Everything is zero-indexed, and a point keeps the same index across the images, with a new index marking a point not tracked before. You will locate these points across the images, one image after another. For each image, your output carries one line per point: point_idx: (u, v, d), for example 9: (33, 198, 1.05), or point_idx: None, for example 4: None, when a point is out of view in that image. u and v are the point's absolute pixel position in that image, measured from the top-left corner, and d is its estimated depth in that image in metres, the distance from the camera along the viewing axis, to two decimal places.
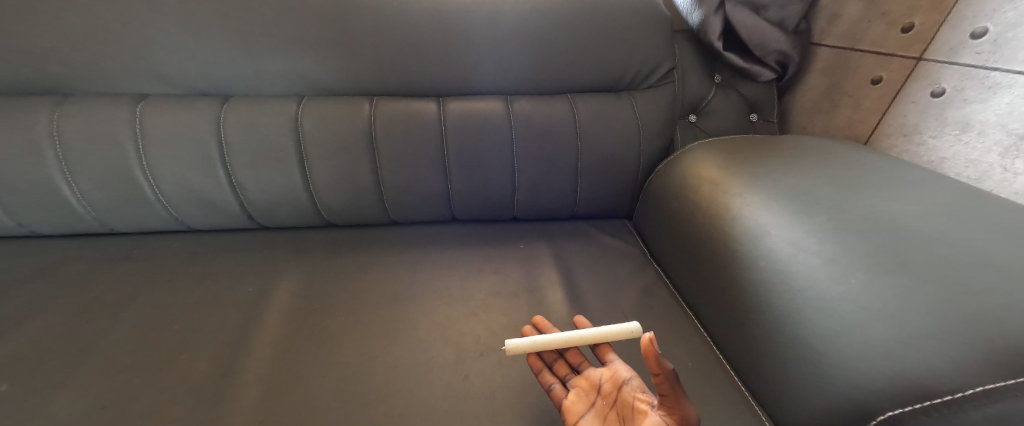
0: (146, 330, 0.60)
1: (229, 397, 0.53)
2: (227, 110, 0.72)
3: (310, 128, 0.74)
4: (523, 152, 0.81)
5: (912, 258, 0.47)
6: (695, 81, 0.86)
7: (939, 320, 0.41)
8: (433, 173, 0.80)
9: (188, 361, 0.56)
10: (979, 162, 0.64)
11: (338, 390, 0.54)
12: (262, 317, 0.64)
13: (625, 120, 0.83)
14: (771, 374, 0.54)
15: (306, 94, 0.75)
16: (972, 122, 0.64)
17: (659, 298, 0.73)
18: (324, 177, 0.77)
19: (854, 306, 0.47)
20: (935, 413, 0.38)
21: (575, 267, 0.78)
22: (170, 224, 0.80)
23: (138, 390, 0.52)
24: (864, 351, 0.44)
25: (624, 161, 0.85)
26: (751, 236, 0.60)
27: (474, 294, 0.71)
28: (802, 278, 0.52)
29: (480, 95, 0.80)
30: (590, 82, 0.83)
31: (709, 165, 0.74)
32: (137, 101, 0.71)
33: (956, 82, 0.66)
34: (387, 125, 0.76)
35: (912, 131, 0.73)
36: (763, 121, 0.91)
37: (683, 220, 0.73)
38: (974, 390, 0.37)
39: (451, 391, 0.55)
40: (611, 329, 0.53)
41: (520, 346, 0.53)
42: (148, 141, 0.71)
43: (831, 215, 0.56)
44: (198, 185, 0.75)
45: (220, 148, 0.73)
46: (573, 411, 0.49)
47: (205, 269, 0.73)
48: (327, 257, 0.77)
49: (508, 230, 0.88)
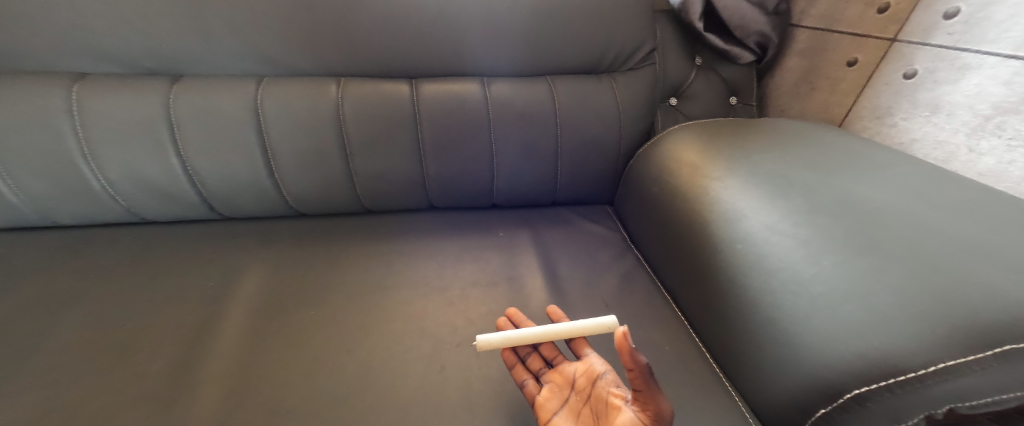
0: (93, 330, 0.56)
1: (188, 398, 0.50)
2: (178, 92, 0.67)
3: (272, 112, 0.69)
4: (502, 137, 0.79)
5: (882, 238, 0.48)
6: (676, 63, 0.85)
7: (906, 299, 0.42)
8: (408, 159, 0.77)
9: (143, 362, 0.53)
10: (947, 143, 0.65)
11: (308, 386, 0.52)
12: (223, 314, 0.61)
13: (605, 104, 0.82)
14: (745, 358, 0.54)
15: (266, 74, 0.70)
16: (942, 103, 0.65)
17: (638, 284, 0.72)
18: (290, 163, 0.73)
19: (827, 288, 0.47)
20: (899, 390, 0.39)
21: (556, 254, 0.77)
22: (120, 216, 0.74)
23: (84, 395, 0.48)
24: (835, 333, 0.45)
25: (603, 145, 0.84)
26: (727, 220, 0.60)
27: (452, 284, 0.69)
28: (776, 260, 0.53)
29: (456, 77, 0.77)
30: (569, 64, 0.80)
31: (688, 149, 0.73)
32: (74, 81, 0.64)
33: (928, 63, 0.66)
34: (357, 108, 0.72)
35: (885, 113, 0.74)
36: (743, 104, 0.90)
37: (662, 204, 0.72)
38: (937, 366, 0.38)
39: (427, 384, 0.53)
40: (587, 324, 0.52)
41: (491, 342, 0.51)
42: (90, 124, 0.65)
43: (805, 197, 0.56)
44: (150, 174, 0.70)
45: (172, 133, 0.68)
46: (546, 408, 0.49)
47: (162, 264, 0.68)
48: (296, 248, 0.74)
49: (487, 217, 0.86)
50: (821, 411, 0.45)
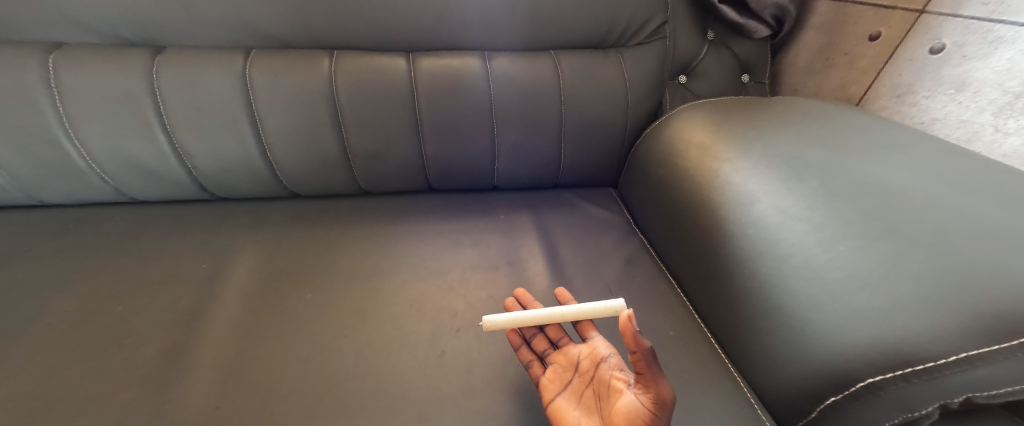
0: (86, 312, 0.55)
1: (183, 382, 0.49)
2: (161, 64, 0.63)
3: (261, 88, 0.66)
4: (504, 116, 0.76)
5: (904, 223, 0.45)
6: (688, 37, 0.80)
7: (929, 286, 0.39)
8: (405, 138, 0.74)
9: (138, 344, 0.52)
10: (971, 123, 0.62)
11: (307, 371, 0.51)
12: (216, 297, 0.59)
13: (611, 82, 0.78)
14: (752, 344, 0.53)
15: (254, 46, 0.67)
16: (969, 80, 0.61)
17: (643, 268, 0.70)
18: (282, 141, 0.70)
19: (842, 273, 0.45)
20: (915, 379, 0.38)
21: (558, 237, 0.75)
22: (108, 195, 0.72)
23: (76, 378, 0.47)
24: (849, 319, 0.43)
25: (609, 125, 0.81)
26: (738, 203, 0.57)
27: (453, 267, 0.67)
28: (788, 245, 0.50)
29: (456, 51, 0.73)
30: (575, 38, 0.76)
31: (698, 128, 0.70)
32: (49, 51, 0.61)
33: (957, 37, 0.62)
34: (351, 83, 0.68)
35: (906, 91, 0.70)
36: (755, 83, 0.87)
37: (670, 186, 0.69)
38: (957, 356, 0.36)
39: (427, 369, 0.52)
40: (594, 307, 0.50)
41: (497, 323, 0.49)
42: (71, 98, 0.63)
43: (822, 179, 0.53)
44: (137, 151, 0.68)
45: (157, 107, 0.65)
46: (548, 389, 0.48)
47: (153, 245, 0.66)
48: (292, 230, 0.72)
49: (488, 200, 0.84)
50: (831, 398, 0.43)
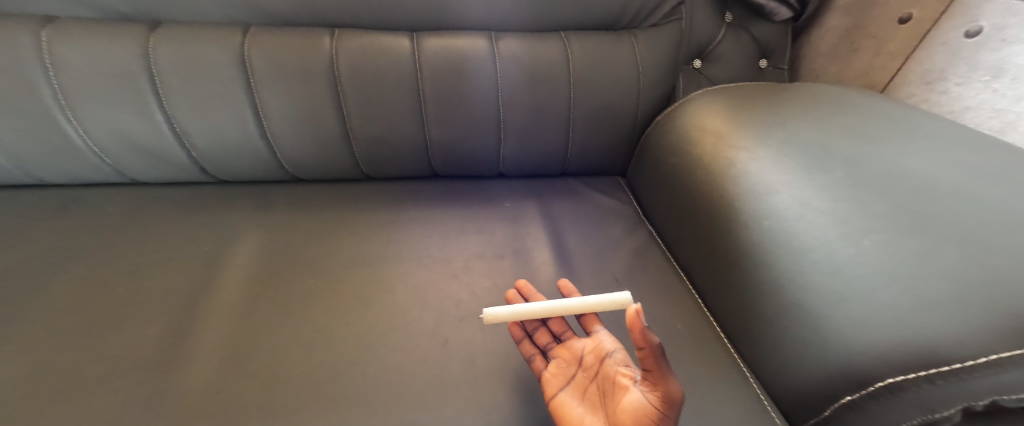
0: (86, 295, 0.54)
1: (182, 366, 0.48)
2: (157, 40, 0.61)
3: (259, 66, 0.64)
4: (511, 100, 0.73)
5: (935, 218, 0.42)
6: (705, 18, 0.76)
7: (960, 285, 0.37)
8: (409, 122, 0.72)
9: (138, 327, 0.51)
10: (1006, 112, 0.58)
11: (307, 357, 0.50)
12: (216, 281, 0.58)
13: (623, 65, 0.75)
14: (764, 340, 0.51)
15: (253, 24, 0.65)
16: (1006, 66, 0.57)
17: (651, 260, 0.68)
18: (282, 123, 0.69)
19: (865, 269, 0.42)
20: (941, 381, 0.35)
21: (564, 226, 0.73)
22: (107, 175, 0.72)
23: (74, 361, 0.47)
24: (871, 318, 0.40)
25: (619, 111, 0.78)
26: (756, 194, 0.55)
27: (456, 255, 0.66)
28: (808, 239, 0.48)
29: (462, 31, 0.70)
30: (586, 18, 0.73)
31: (714, 116, 0.67)
32: (42, 26, 0.59)
33: (998, 19, 0.58)
34: (353, 64, 0.66)
35: (937, 78, 0.66)
36: (773, 68, 0.83)
37: (682, 175, 0.67)
38: (987, 358, 0.34)
39: (429, 358, 0.51)
40: (599, 300, 0.48)
41: (498, 316, 0.47)
42: (66, 75, 0.61)
43: (847, 171, 0.50)
44: (135, 131, 0.66)
45: (153, 86, 0.63)
46: (551, 383, 0.47)
47: (154, 228, 0.66)
48: (293, 214, 0.71)
49: (493, 187, 0.82)
50: (847, 398, 0.41)
